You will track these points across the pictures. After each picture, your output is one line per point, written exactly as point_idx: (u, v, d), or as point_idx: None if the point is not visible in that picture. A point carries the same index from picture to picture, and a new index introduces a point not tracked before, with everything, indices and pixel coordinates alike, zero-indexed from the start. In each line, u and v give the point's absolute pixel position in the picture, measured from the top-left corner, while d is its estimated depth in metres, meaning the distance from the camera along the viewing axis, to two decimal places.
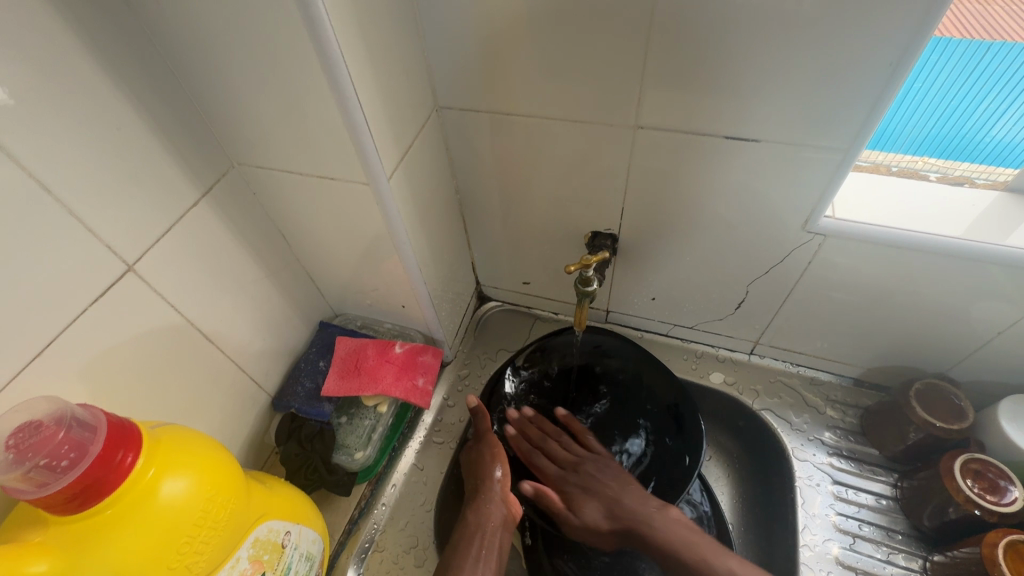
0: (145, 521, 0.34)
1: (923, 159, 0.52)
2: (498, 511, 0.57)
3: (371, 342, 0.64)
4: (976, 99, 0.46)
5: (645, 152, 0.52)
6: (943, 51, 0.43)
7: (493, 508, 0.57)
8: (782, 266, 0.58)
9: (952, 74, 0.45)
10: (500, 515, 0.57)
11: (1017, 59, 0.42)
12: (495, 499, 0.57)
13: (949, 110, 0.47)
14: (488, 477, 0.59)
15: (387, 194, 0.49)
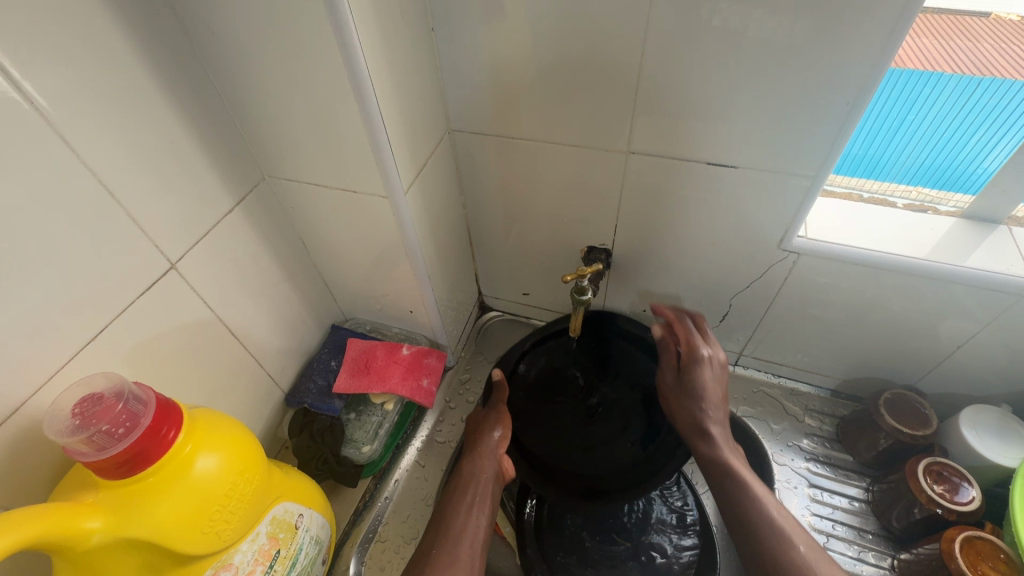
0: (182, 491, 0.38)
1: (917, 189, 0.58)
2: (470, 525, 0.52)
3: (380, 344, 0.69)
4: (968, 131, 0.51)
5: (637, 174, 0.58)
6: (936, 84, 0.49)
7: (486, 463, 0.57)
8: (762, 282, 0.64)
9: (944, 107, 0.50)
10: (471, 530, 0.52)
11: (1006, 95, 0.47)
12: (486, 456, 0.57)
13: (943, 140, 0.52)
14: (485, 433, 0.59)
15: (403, 206, 0.54)
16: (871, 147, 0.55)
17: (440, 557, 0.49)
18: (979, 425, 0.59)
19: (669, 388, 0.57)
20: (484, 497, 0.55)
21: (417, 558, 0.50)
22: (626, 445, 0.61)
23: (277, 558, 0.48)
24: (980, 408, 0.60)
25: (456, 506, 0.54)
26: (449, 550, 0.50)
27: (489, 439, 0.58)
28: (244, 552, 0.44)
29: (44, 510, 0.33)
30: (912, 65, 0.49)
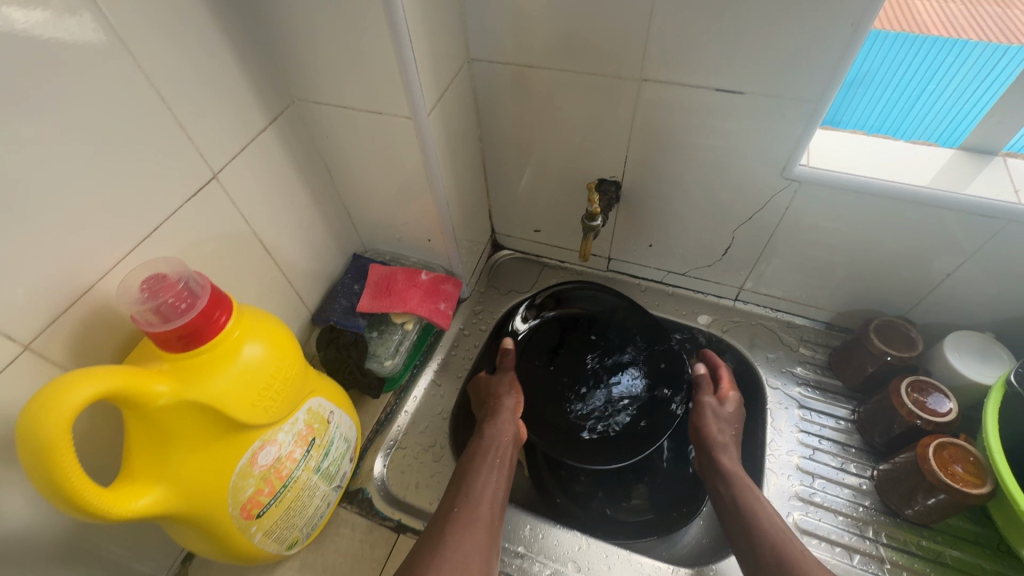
0: (233, 370, 0.43)
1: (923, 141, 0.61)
2: (489, 489, 0.57)
3: (400, 269, 0.73)
4: (987, 103, 0.56)
5: (649, 104, 0.60)
6: (960, 52, 0.52)
7: (506, 426, 0.63)
8: (763, 213, 0.66)
9: (967, 77, 0.54)
10: (490, 494, 0.57)
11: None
12: (506, 419, 0.64)
13: (962, 111, 0.58)
14: (501, 399, 0.66)
15: (425, 128, 0.57)
16: (894, 107, 0.59)
17: (462, 513, 0.54)
18: (962, 348, 0.63)
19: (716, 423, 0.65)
20: (502, 457, 0.61)
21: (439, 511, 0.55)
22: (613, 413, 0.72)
23: (313, 445, 0.54)
24: (964, 334, 0.64)
25: (478, 465, 0.59)
26: (469, 508, 0.54)
27: (505, 407, 0.66)
28: (286, 433, 0.49)
29: (120, 370, 0.37)
30: (937, 32, 0.52)
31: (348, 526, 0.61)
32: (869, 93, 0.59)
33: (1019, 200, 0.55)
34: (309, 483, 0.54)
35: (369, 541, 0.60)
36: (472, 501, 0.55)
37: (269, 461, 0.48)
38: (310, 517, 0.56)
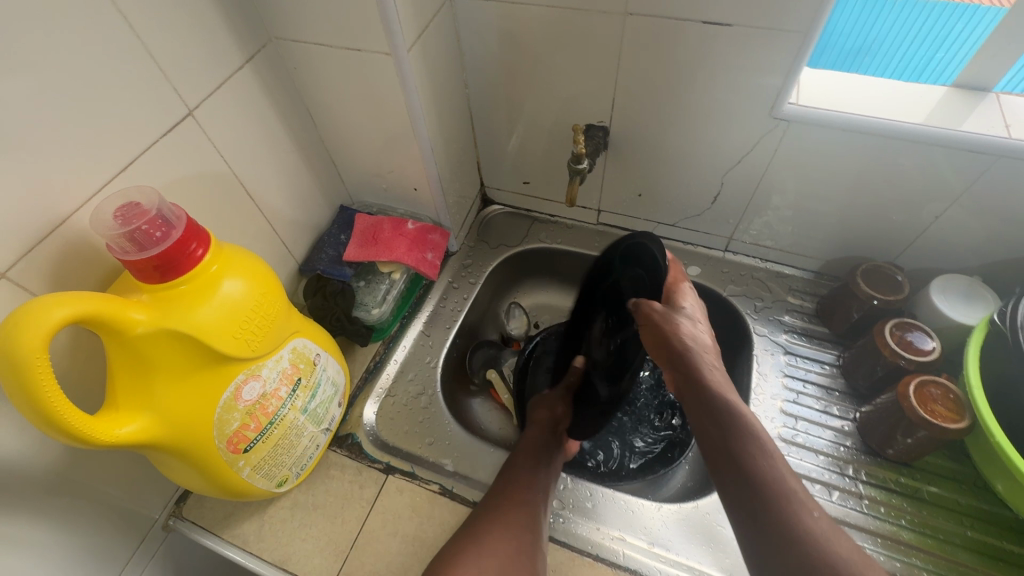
0: (211, 303, 0.43)
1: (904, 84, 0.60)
2: (533, 491, 0.57)
3: (386, 219, 0.73)
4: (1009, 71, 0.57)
5: (637, 40, 0.58)
6: (970, 18, 0.55)
7: (541, 428, 0.64)
8: (753, 156, 0.65)
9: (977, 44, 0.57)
10: (534, 496, 0.56)
11: None
12: (543, 423, 0.65)
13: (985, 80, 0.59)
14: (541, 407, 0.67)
15: (406, 66, 0.56)
16: (900, 78, 0.61)
17: (505, 510, 0.54)
18: (948, 290, 0.63)
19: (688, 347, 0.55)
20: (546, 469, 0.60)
21: (480, 510, 0.55)
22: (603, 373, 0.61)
23: (299, 385, 0.54)
24: (950, 277, 0.64)
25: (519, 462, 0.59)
26: (512, 519, 0.53)
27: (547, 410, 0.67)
28: (270, 369, 0.50)
29: (95, 296, 0.37)
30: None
31: (338, 468, 0.62)
32: (879, 61, 0.62)
33: (1009, 135, 0.54)
34: (296, 422, 0.54)
35: (358, 481, 0.61)
36: (514, 521, 0.53)
37: (254, 397, 0.48)
38: (298, 457, 0.57)
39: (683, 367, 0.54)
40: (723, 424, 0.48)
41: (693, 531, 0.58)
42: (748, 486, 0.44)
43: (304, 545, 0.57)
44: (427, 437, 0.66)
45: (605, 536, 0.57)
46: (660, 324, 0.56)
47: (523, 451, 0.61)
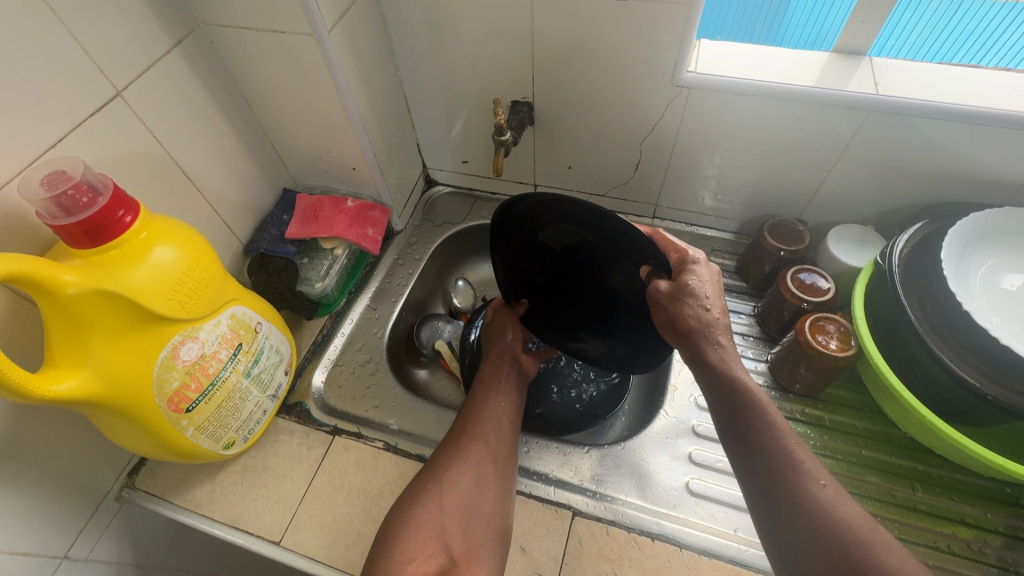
0: (142, 266, 0.46)
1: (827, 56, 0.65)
2: (491, 426, 0.59)
3: (327, 198, 0.76)
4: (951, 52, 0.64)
5: (547, 16, 0.63)
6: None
7: (501, 363, 0.67)
8: (664, 123, 0.70)
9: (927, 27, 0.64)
10: (493, 429, 0.59)
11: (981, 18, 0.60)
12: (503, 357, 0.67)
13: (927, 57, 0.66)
14: (500, 338, 0.68)
15: (329, 46, 0.59)
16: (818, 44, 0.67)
17: (469, 445, 0.57)
18: (842, 239, 0.70)
19: (695, 327, 0.53)
20: (510, 400, 0.63)
21: (444, 446, 0.58)
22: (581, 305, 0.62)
23: (240, 349, 0.57)
24: (845, 227, 0.70)
25: (483, 400, 0.62)
26: (472, 451, 0.56)
27: (504, 341, 0.68)
28: (208, 332, 0.53)
29: (25, 257, 0.40)
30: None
31: (286, 432, 0.65)
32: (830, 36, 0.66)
33: (877, 92, 0.60)
34: (240, 386, 0.57)
35: (306, 443, 0.64)
36: (479, 454, 0.56)
37: (193, 357, 0.51)
38: (244, 420, 0.60)
39: (690, 344, 0.53)
40: (728, 395, 0.50)
41: (619, 467, 0.62)
42: (756, 458, 0.47)
43: (255, 503, 0.60)
44: (373, 402, 0.69)
45: (541, 476, 0.62)
46: (667, 306, 0.53)
47: (488, 386, 0.64)
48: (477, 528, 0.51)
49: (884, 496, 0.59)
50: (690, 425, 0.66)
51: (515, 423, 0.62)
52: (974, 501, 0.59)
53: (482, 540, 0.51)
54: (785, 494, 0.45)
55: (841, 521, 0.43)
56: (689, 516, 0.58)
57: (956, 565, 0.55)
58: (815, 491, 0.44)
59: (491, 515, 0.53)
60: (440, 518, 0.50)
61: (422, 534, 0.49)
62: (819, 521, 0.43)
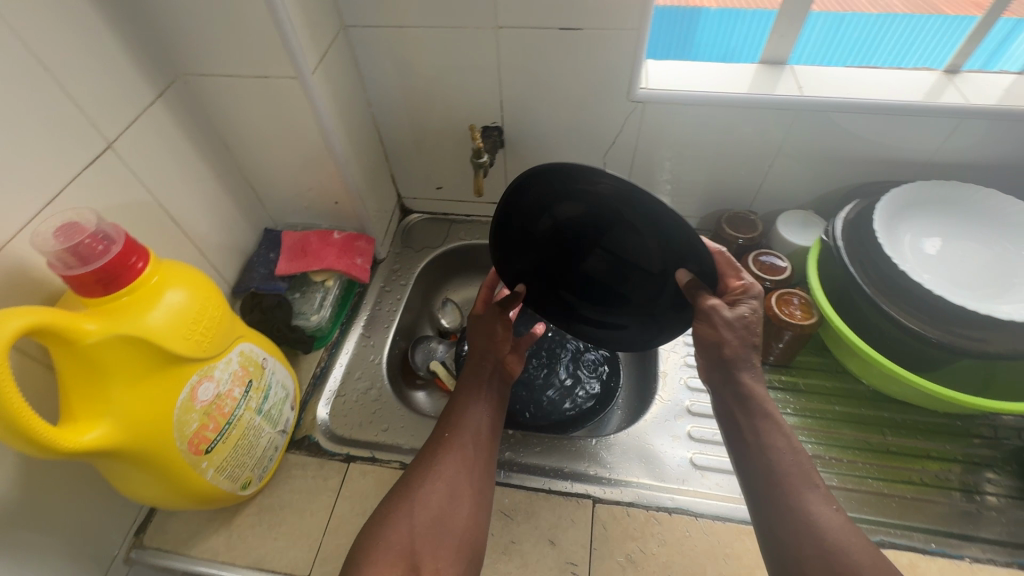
0: (158, 309, 0.46)
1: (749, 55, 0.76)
2: (467, 435, 0.58)
3: (313, 232, 0.77)
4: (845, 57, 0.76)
5: (511, 49, 0.68)
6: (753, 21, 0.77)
7: (487, 361, 0.64)
8: (623, 136, 0.77)
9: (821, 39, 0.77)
10: (469, 439, 0.58)
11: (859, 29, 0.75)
12: (490, 353, 0.64)
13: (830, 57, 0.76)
14: (495, 329, 0.64)
15: (312, 86, 0.62)
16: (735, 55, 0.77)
17: (444, 459, 0.56)
18: (790, 223, 0.79)
19: (733, 356, 0.52)
20: (490, 404, 0.62)
21: (420, 460, 0.57)
22: (589, 276, 0.62)
23: (250, 386, 0.57)
24: (790, 212, 0.80)
25: (462, 407, 0.61)
26: (446, 468, 0.55)
27: (494, 334, 0.64)
28: (221, 370, 0.53)
29: (45, 309, 0.40)
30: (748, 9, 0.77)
31: (299, 467, 0.65)
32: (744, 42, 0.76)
33: (801, 93, 0.70)
34: (253, 422, 0.58)
35: (321, 474, 0.64)
36: (453, 473, 0.55)
37: (210, 397, 0.51)
38: (259, 458, 0.60)
39: (726, 370, 0.52)
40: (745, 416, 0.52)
41: (628, 453, 0.66)
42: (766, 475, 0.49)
43: (276, 542, 0.59)
44: (382, 426, 0.70)
45: (554, 472, 0.64)
46: (717, 327, 0.51)
47: (465, 389, 0.62)
48: (446, 549, 0.51)
49: (860, 444, 0.66)
50: (684, 406, 0.71)
51: (493, 429, 0.61)
52: (933, 437, 0.67)
53: (454, 561, 0.50)
54: (771, 499, 0.48)
55: (826, 532, 0.46)
56: (698, 487, 0.62)
57: (929, 495, 0.62)
58: (801, 499, 0.47)
59: (465, 536, 0.52)
60: (410, 540, 0.50)
61: (388, 558, 0.49)
62: (818, 539, 0.46)
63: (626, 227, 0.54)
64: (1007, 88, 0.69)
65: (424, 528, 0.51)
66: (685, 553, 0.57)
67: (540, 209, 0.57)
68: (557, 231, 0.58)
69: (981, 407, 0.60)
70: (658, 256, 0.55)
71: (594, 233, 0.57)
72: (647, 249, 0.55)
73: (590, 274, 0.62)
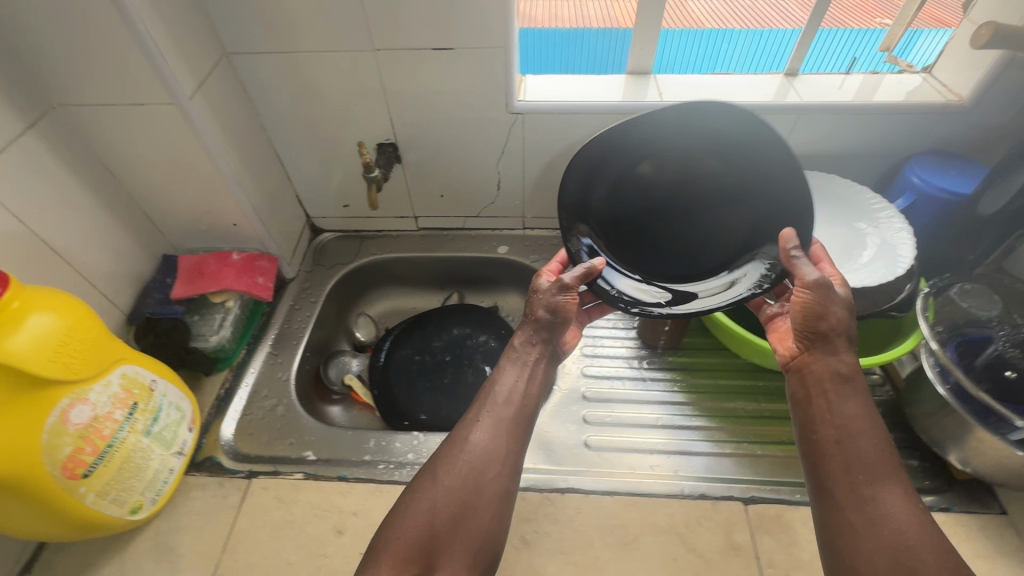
0: (19, 334, 0.46)
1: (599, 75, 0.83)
2: (505, 414, 0.57)
3: (210, 255, 0.78)
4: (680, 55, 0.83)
5: (390, 69, 0.72)
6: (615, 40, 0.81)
7: (535, 340, 0.63)
8: (510, 146, 0.82)
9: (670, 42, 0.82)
10: (507, 418, 0.57)
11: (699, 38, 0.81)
12: (536, 332, 0.63)
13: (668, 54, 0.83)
14: (551, 305, 0.63)
15: (191, 112, 0.64)
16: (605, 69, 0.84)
17: (475, 441, 0.55)
18: None
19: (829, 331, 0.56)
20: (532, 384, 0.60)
21: (451, 443, 0.56)
22: (670, 244, 0.67)
23: (136, 408, 0.57)
24: None
25: (503, 383, 0.60)
26: (477, 450, 0.54)
27: (552, 312, 0.63)
28: (98, 394, 0.53)
29: None
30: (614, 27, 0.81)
31: (198, 488, 0.64)
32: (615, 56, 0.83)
33: (660, 99, 0.77)
34: (140, 445, 0.57)
35: (221, 493, 0.64)
36: (476, 467, 0.53)
37: (85, 420, 0.51)
38: (149, 481, 0.59)
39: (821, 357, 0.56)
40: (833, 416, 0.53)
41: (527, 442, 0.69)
42: (841, 470, 0.50)
43: (172, 565, 0.59)
44: (288, 439, 0.71)
45: None
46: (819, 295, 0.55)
47: (506, 365, 0.62)
48: (467, 531, 0.50)
49: (739, 413, 0.72)
50: (580, 393, 0.75)
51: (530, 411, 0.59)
52: None
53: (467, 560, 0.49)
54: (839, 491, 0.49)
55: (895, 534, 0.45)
56: (591, 466, 0.66)
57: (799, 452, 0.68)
58: (870, 491, 0.48)
59: (485, 535, 0.51)
60: (428, 525, 0.50)
61: (403, 554, 0.48)
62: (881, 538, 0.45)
63: (728, 184, 0.63)
64: (841, 87, 0.78)
65: (443, 525, 0.49)
66: (575, 528, 0.60)
67: (649, 163, 0.63)
68: (644, 182, 0.65)
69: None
70: (747, 227, 0.65)
71: (696, 192, 0.64)
72: (751, 212, 0.64)
73: (670, 241, 0.67)
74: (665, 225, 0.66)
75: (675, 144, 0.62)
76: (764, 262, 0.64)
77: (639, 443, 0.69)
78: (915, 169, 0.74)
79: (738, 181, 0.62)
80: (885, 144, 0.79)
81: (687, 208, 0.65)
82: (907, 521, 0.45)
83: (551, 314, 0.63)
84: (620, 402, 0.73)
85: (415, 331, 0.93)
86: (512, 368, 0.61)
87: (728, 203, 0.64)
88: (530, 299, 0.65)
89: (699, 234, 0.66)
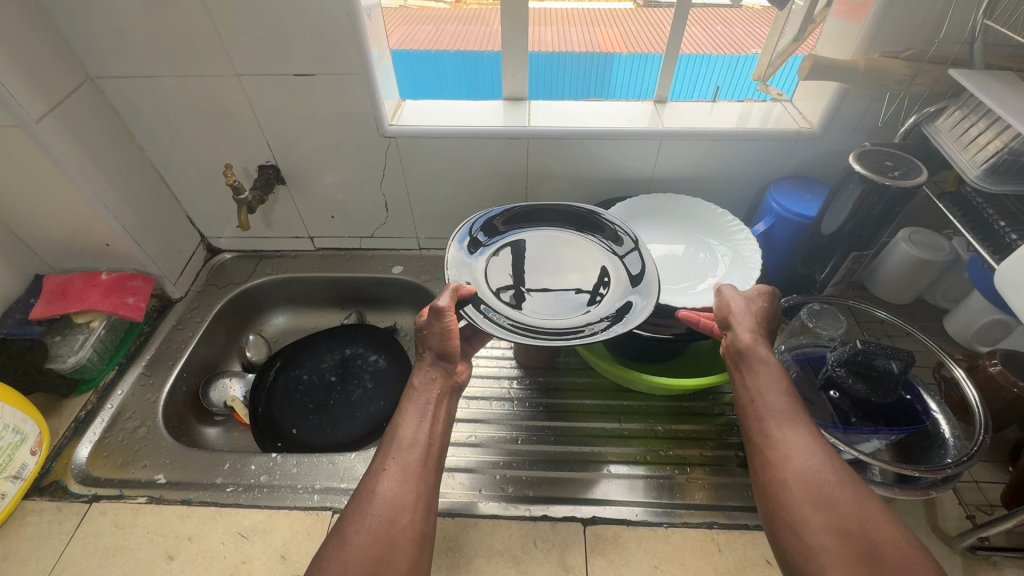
0: None
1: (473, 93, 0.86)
2: (413, 454, 0.53)
3: (78, 275, 0.81)
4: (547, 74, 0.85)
5: (258, 93, 0.74)
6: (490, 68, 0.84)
7: (434, 374, 0.60)
8: (390, 168, 0.84)
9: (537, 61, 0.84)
10: (416, 458, 0.53)
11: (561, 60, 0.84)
12: (436, 367, 0.61)
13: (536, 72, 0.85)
14: (436, 330, 0.60)
15: (40, 134, 0.65)
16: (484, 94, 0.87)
17: (380, 489, 0.50)
18: None
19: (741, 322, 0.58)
20: (438, 421, 0.57)
21: (359, 492, 0.50)
22: (543, 290, 0.70)
23: None
24: None
25: (406, 423, 0.55)
26: (386, 496, 0.49)
27: (446, 336, 0.60)
28: None
29: None
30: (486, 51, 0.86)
31: (35, 513, 0.63)
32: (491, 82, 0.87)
33: (528, 124, 0.79)
34: None
35: (58, 518, 0.63)
36: (387, 518, 0.48)
37: None
38: None
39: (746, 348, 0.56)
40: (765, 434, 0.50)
41: None
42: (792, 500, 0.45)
43: None
44: (142, 462, 0.70)
45: (306, 490, 0.66)
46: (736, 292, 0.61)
47: (408, 409, 0.57)
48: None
49: (605, 432, 0.73)
50: None
51: (439, 446, 0.56)
52: (664, 419, 0.75)
53: None
54: (779, 524, 0.45)
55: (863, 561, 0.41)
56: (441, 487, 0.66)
57: (655, 471, 0.69)
58: (783, 480, 0.47)
59: None
60: None
61: None
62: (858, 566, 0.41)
63: (571, 244, 0.74)
64: (707, 114, 0.80)
65: None
66: None
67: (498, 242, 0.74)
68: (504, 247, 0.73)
69: (693, 386, 0.69)
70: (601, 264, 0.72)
71: (548, 254, 0.73)
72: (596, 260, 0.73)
73: (540, 289, 0.70)
74: (530, 278, 0.71)
75: (516, 226, 0.76)
76: (626, 289, 0.68)
77: (495, 463, 0.70)
78: (774, 194, 0.76)
79: (577, 241, 0.75)
80: (749, 168, 0.82)
81: (545, 267, 0.72)
82: (854, 524, 0.43)
83: (439, 337, 0.60)
84: (486, 423, 0.74)
85: (305, 351, 0.92)
86: (413, 411, 0.57)
87: (575, 258, 0.73)
88: (421, 345, 0.62)
89: (562, 282, 0.71)
